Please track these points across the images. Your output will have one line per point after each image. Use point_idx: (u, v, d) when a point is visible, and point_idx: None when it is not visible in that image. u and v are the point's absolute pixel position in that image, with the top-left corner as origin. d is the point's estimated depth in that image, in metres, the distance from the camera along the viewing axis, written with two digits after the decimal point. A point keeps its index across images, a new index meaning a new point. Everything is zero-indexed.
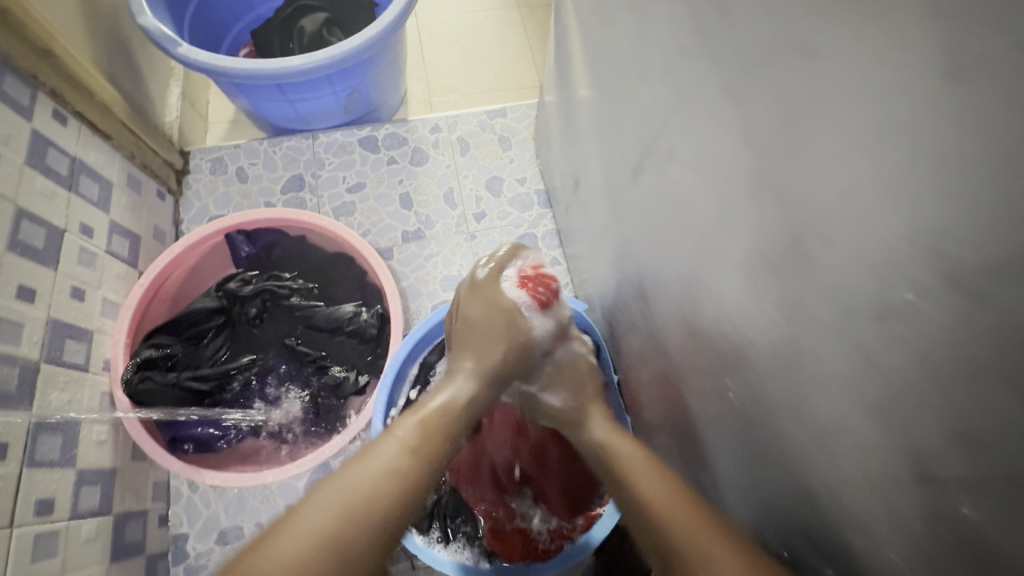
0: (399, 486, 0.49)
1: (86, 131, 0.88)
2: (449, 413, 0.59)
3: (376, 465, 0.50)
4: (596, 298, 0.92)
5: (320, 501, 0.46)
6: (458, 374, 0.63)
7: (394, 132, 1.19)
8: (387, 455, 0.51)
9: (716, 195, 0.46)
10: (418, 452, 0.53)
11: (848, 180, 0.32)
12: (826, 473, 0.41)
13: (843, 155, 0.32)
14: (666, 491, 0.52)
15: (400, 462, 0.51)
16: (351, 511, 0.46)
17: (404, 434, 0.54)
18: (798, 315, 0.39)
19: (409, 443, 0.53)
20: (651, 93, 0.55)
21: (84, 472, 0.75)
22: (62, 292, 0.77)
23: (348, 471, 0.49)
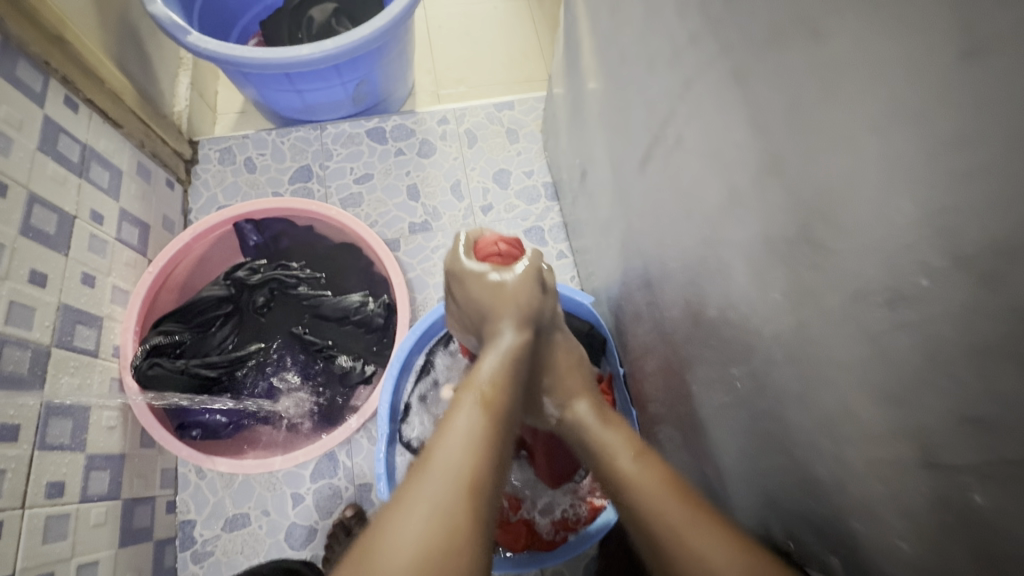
0: (487, 452, 0.48)
1: (97, 119, 0.88)
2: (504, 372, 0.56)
3: (460, 441, 0.48)
4: (602, 291, 0.92)
5: (427, 487, 0.45)
6: (500, 342, 0.60)
7: (402, 123, 1.20)
8: (465, 429, 0.49)
9: (722, 182, 0.46)
10: (494, 416, 0.51)
11: (860, 163, 0.31)
12: (831, 465, 0.41)
13: (850, 137, 0.32)
14: (658, 492, 0.51)
15: (481, 430, 0.49)
16: (460, 488, 0.45)
17: (472, 404, 0.51)
18: (803, 303, 0.38)
19: (480, 411, 0.51)
20: (659, 82, 0.55)
21: (93, 456, 0.76)
22: (73, 277, 0.78)
23: (440, 452, 0.47)
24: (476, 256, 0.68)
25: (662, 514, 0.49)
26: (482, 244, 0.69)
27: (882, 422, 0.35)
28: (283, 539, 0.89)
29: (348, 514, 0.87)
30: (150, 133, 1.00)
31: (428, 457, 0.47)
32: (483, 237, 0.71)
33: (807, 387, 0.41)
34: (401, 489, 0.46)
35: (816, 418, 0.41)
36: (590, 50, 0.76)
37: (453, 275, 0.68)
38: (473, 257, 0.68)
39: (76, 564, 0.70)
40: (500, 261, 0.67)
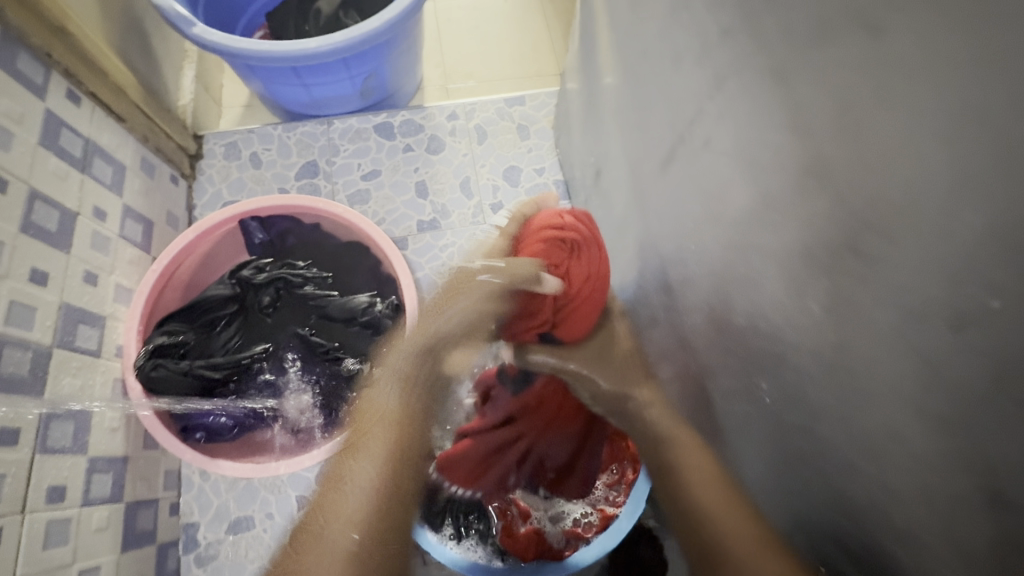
0: (381, 490, 0.59)
1: (99, 112, 0.86)
2: (391, 404, 0.64)
3: (361, 471, 0.60)
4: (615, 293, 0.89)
5: (334, 513, 0.57)
6: (398, 363, 0.67)
7: (410, 119, 1.17)
8: (364, 464, 0.60)
9: (756, 187, 0.43)
10: (389, 450, 0.61)
11: (922, 169, 0.29)
12: (872, 489, 0.39)
13: (912, 141, 0.29)
14: (722, 505, 0.50)
15: (378, 458, 0.60)
16: (362, 511, 0.57)
17: (372, 433, 0.63)
18: (848, 318, 0.36)
19: (376, 445, 0.61)
20: (684, 79, 0.52)
21: (95, 459, 0.74)
22: (75, 275, 0.76)
23: (341, 485, 0.60)
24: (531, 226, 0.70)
25: (717, 520, 0.50)
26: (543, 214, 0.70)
27: (936, 449, 0.32)
28: None
29: None
30: (154, 127, 0.98)
31: (333, 500, 0.59)
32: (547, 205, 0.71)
33: (847, 407, 0.38)
34: (310, 518, 0.59)
35: (858, 440, 0.38)
36: (608, 44, 0.74)
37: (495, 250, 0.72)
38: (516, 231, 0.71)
39: (78, 570, 0.69)
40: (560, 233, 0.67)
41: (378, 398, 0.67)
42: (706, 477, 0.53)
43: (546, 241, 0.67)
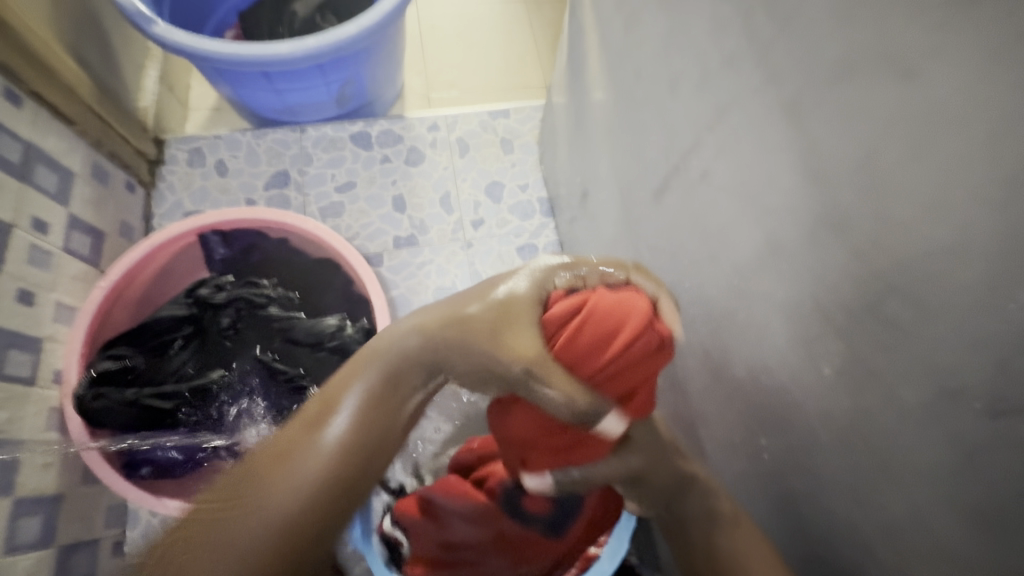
0: (308, 459, 0.38)
1: (45, 115, 0.79)
2: (370, 372, 0.42)
3: (320, 446, 0.39)
4: None
5: (270, 485, 0.38)
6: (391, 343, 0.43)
7: (389, 129, 1.12)
8: (324, 432, 0.40)
9: (762, 230, 0.40)
10: (356, 443, 0.40)
11: (965, 238, 0.26)
12: (889, 571, 0.35)
13: (949, 201, 0.26)
14: None
15: (342, 450, 0.39)
16: (307, 504, 0.37)
17: (341, 418, 0.40)
18: (868, 388, 0.33)
19: (347, 420, 0.40)
20: (682, 105, 0.49)
21: (24, 500, 0.67)
22: (8, 296, 0.69)
23: (290, 446, 0.39)
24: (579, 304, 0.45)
25: None
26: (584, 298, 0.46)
27: (972, 546, 0.29)
28: None
29: None
30: (109, 131, 0.91)
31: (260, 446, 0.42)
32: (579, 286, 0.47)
33: (863, 483, 0.35)
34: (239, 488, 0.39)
35: (874, 518, 0.35)
36: (598, 60, 0.70)
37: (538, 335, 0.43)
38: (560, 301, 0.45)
39: None
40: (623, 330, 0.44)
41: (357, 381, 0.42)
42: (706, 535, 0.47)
43: (627, 361, 0.42)
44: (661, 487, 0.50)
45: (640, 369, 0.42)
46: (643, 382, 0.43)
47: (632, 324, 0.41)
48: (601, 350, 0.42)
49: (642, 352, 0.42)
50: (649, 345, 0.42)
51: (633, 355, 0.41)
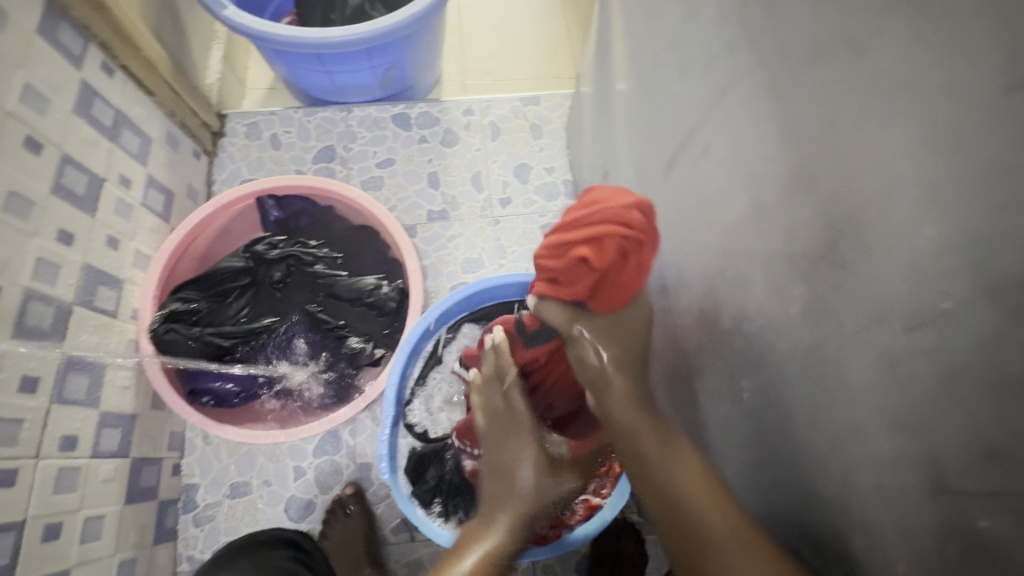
0: None
1: (130, 85, 0.89)
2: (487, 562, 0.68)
3: None
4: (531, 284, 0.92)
5: None
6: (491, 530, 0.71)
7: (427, 111, 1.20)
8: None
9: (749, 194, 0.46)
10: None
11: (892, 187, 0.32)
12: (838, 481, 0.41)
13: (883, 157, 0.33)
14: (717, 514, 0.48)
15: None
16: None
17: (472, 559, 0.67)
18: (824, 321, 0.39)
19: None
20: (690, 89, 0.55)
21: (106, 415, 0.78)
22: (98, 239, 0.80)
23: None
24: (593, 200, 0.56)
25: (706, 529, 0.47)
26: (597, 199, 0.56)
27: (895, 446, 0.35)
28: (282, 510, 0.92)
29: (347, 493, 0.90)
30: (181, 102, 1.02)
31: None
32: (599, 196, 0.56)
33: (820, 406, 0.41)
34: None
35: (825, 435, 0.41)
36: (622, 50, 0.76)
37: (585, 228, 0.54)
38: (587, 201, 0.57)
39: (83, 517, 0.73)
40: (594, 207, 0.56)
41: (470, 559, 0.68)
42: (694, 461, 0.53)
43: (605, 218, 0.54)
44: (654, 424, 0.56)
45: (610, 249, 0.53)
46: (598, 262, 0.54)
47: (605, 203, 0.54)
48: (604, 216, 0.53)
49: (613, 235, 0.53)
50: (614, 234, 0.53)
51: (609, 232, 0.53)
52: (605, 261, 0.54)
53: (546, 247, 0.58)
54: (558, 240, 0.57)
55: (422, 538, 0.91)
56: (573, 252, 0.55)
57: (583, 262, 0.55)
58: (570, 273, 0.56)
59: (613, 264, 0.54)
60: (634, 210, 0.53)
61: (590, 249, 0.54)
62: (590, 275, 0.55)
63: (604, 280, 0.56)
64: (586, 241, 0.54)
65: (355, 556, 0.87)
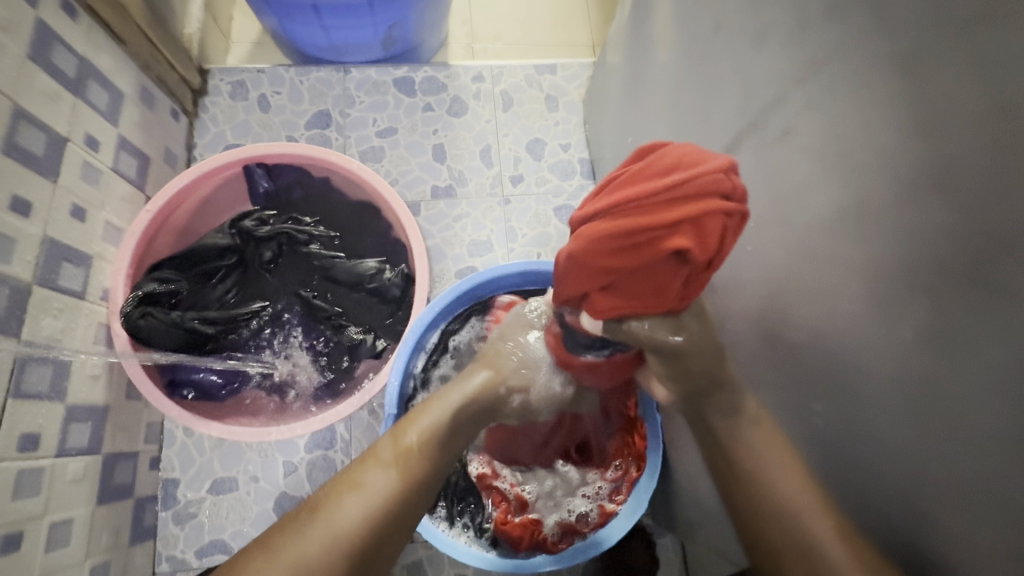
0: (348, 537, 0.47)
1: (98, 30, 0.78)
2: (432, 435, 0.57)
3: (371, 499, 0.50)
4: (510, 270, 0.82)
5: (313, 528, 0.47)
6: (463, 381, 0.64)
7: (433, 76, 1.09)
8: (370, 485, 0.51)
9: (849, 189, 0.39)
10: (408, 477, 0.53)
11: None
12: (942, 537, 0.36)
13: None
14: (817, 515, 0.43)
15: (382, 505, 0.50)
16: (337, 543, 0.47)
17: (415, 432, 0.56)
18: (952, 350, 0.33)
19: (396, 471, 0.53)
20: (767, 60, 0.47)
21: (74, 408, 0.69)
22: (61, 209, 0.70)
23: (335, 505, 0.49)
24: (670, 165, 0.39)
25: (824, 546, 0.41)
26: (674, 161, 0.39)
27: None
28: (270, 508, 0.85)
29: None
30: (157, 54, 0.90)
31: (338, 501, 0.50)
32: (672, 157, 0.39)
33: (931, 450, 0.35)
34: (277, 533, 0.48)
35: (936, 487, 0.36)
36: (667, 13, 0.67)
37: (661, 207, 0.38)
38: (662, 165, 0.39)
39: (48, 523, 0.65)
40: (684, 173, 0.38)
41: (423, 421, 0.58)
42: (782, 452, 0.47)
43: (700, 188, 0.37)
44: (749, 411, 0.49)
45: (713, 237, 0.39)
46: (699, 254, 0.39)
47: (690, 162, 0.39)
48: (701, 187, 0.37)
49: (715, 213, 0.38)
50: (717, 213, 0.38)
51: (709, 210, 0.37)
52: (700, 254, 0.39)
53: (610, 244, 0.41)
54: (628, 228, 0.40)
55: (421, 541, 0.85)
56: (663, 244, 0.39)
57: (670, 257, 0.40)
58: (646, 279, 0.42)
59: (710, 255, 0.40)
60: (725, 171, 0.38)
61: (687, 237, 0.38)
62: (678, 274, 0.41)
63: (692, 278, 0.42)
64: (677, 224, 0.38)
65: None
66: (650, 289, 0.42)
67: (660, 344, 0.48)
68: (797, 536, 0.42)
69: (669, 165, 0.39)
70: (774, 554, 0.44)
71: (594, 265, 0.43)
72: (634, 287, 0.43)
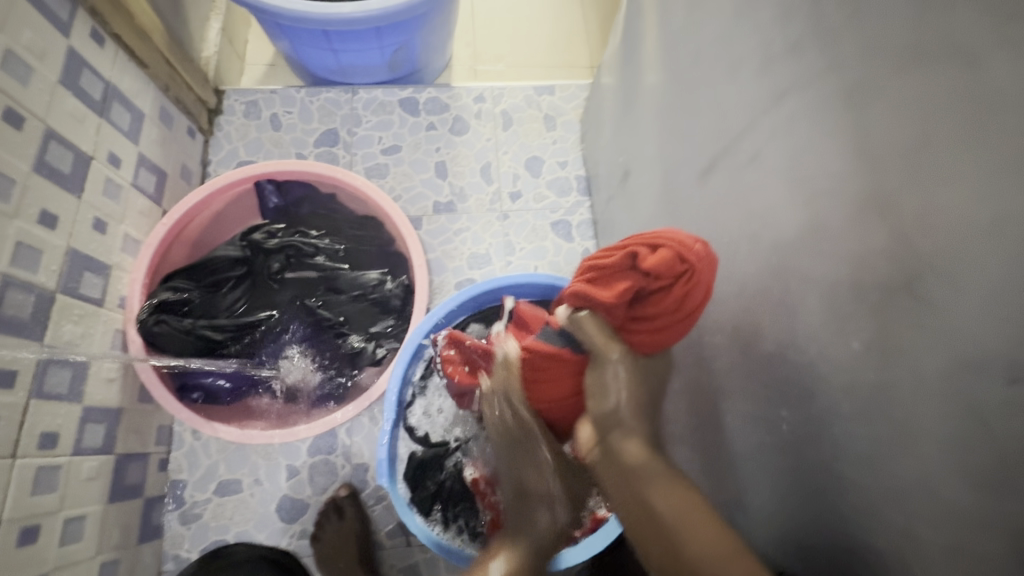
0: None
1: (123, 56, 0.83)
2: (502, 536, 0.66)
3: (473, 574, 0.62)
4: (526, 280, 0.86)
5: None
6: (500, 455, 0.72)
7: (436, 97, 1.14)
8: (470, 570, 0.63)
9: (808, 209, 0.43)
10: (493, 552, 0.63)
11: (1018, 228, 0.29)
12: (893, 533, 0.39)
13: (975, 189, 0.31)
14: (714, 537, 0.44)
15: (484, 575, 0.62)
16: None
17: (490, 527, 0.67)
18: (892, 360, 0.37)
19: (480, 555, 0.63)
20: (738, 89, 0.51)
21: (90, 409, 0.73)
22: (84, 222, 0.74)
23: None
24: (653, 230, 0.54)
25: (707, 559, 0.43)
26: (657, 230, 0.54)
27: (975, 500, 0.33)
28: (273, 510, 0.88)
29: (341, 494, 0.87)
30: (176, 77, 0.95)
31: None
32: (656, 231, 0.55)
33: (882, 451, 0.39)
34: None
35: (886, 486, 0.39)
36: (654, 41, 0.71)
37: (636, 241, 0.53)
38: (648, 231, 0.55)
39: (64, 519, 0.69)
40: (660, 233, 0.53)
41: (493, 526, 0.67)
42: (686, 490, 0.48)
43: (669, 238, 0.51)
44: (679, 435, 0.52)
45: (664, 259, 0.50)
46: (646, 268, 0.51)
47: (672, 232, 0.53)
48: (667, 235, 0.52)
49: (672, 248, 0.51)
50: (674, 247, 0.50)
51: (668, 245, 0.51)
52: (657, 263, 0.50)
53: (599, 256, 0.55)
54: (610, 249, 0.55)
55: (417, 544, 0.88)
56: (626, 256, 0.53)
57: (628, 267, 0.52)
58: (612, 280, 0.53)
59: (664, 278, 0.51)
60: (695, 241, 0.51)
61: (646, 252, 0.51)
62: (635, 282, 0.52)
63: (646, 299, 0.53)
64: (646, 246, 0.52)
65: (349, 561, 0.83)
66: (611, 293, 0.52)
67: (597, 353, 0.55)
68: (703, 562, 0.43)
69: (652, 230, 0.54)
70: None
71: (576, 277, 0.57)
72: (601, 290, 0.53)
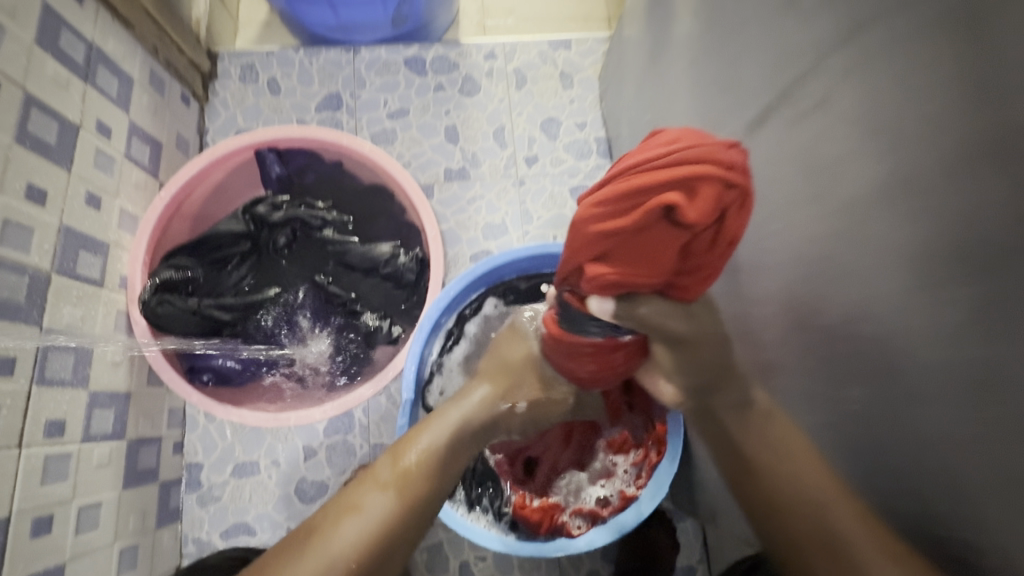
0: (378, 534, 0.50)
1: (105, 15, 0.76)
2: (433, 454, 0.56)
3: (365, 526, 0.50)
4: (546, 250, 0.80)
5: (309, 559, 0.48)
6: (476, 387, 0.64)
7: (444, 55, 1.06)
8: (369, 508, 0.51)
9: (892, 163, 0.36)
10: (406, 497, 0.53)
11: None
12: (984, 528, 0.35)
13: None
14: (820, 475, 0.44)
15: (381, 525, 0.51)
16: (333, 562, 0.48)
17: (414, 453, 0.56)
18: (1001, 336, 0.31)
19: (394, 490, 0.53)
20: (801, 26, 0.44)
21: (97, 394, 0.70)
22: (76, 197, 0.69)
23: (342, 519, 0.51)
24: (667, 138, 0.39)
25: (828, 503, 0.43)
26: (674, 135, 0.39)
27: None
28: (292, 490, 0.86)
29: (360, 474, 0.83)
30: (165, 37, 0.88)
31: (335, 524, 0.50)
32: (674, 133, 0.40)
33: (975, 437, 0.34)
34: (282, 547, 0.50)
35: (978, 478, 0.34)
36: None
37: (658, 175, 0.38)
38: (662, 139, 0.39)
39: (77, 507, 0.66)
40: (685, 145, 0.38)
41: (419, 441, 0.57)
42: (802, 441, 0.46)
43: (695, 151, 0.37)
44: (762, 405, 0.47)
45: (709, 201, 0.37)
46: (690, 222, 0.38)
47: (696, 137, 0.38)
48: (700, 155, 0.37)
49: (712, 178, 0.37)
50: (713, 177, 0.37)
51: (705, 178, 0.37)
52: (700, 213, 0.37)
53: (609, 206, 0.41)
54: (619, 194, 0.40)
55: (441, 524, 0.86)
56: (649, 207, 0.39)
57: (659, 220, 0.39)
58: (639, 245, 0.41)
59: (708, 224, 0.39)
60: (727, 148, 0.38)
61: (678, 195, 0.37)
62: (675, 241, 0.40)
63: (691, 251, 0.41)
64: (667, 184, 0.38)
65: None
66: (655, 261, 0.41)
67: (664, 329, 0.46)
68: (818, 520, 0.42)
69: (671, 137, 0.39)
70: (797, 546, 0.44)
71: (587, 238, 0.43)
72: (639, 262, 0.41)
